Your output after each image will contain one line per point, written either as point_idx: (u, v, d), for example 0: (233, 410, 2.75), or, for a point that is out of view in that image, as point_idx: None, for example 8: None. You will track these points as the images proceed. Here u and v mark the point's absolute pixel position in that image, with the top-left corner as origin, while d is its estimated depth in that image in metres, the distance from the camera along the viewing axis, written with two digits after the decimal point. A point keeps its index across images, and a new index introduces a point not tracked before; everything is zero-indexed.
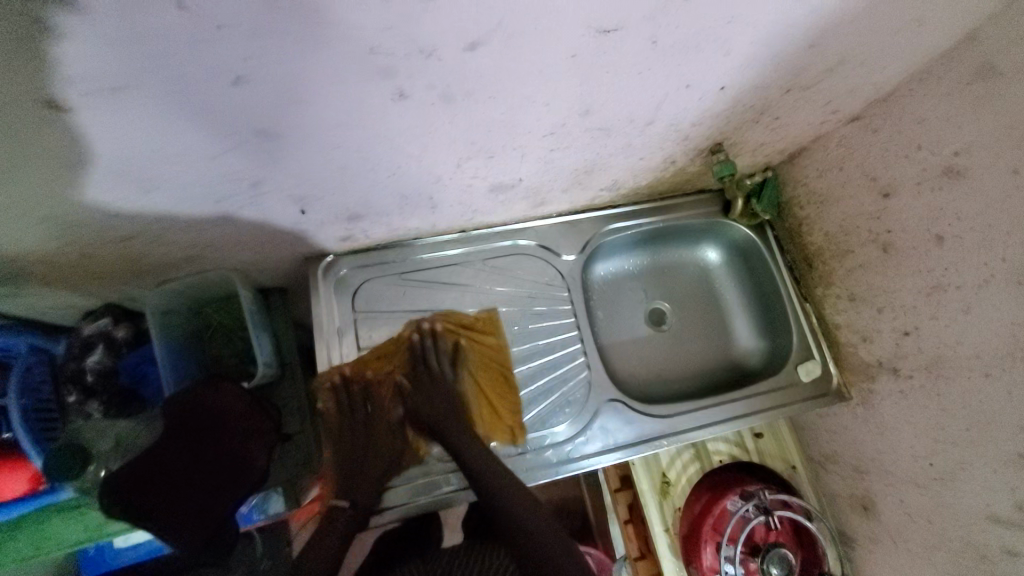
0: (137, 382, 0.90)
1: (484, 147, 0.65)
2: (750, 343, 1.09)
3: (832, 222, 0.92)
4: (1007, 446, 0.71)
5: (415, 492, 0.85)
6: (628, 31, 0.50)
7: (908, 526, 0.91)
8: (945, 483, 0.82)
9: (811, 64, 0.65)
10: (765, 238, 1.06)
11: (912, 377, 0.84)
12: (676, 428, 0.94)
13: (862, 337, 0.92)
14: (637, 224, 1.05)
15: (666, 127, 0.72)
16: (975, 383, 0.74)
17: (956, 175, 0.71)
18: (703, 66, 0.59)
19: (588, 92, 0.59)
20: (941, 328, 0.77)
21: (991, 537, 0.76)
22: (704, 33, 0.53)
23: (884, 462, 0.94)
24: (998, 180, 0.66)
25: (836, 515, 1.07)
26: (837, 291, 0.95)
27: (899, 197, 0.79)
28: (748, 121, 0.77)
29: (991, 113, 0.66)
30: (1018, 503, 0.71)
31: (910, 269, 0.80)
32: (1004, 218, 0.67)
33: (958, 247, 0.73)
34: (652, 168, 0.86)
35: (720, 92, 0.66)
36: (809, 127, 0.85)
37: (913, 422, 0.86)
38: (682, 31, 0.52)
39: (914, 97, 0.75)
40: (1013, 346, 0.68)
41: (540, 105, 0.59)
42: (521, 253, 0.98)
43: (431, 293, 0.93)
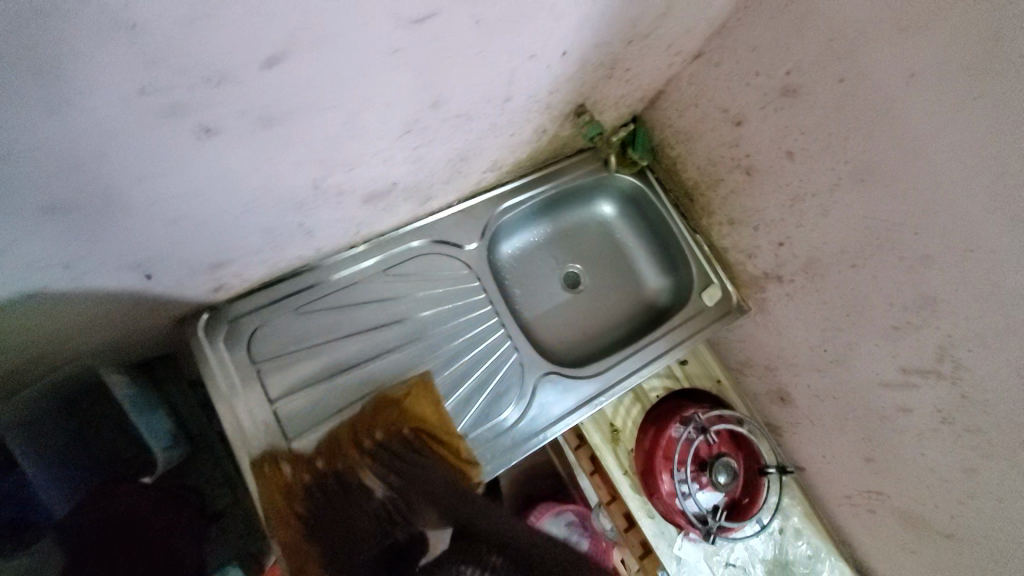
0: (25, 506, 0.68)
1: (337, 161, 0.60)
2: (656, 282, 1.16)
3: (701, 155, 0.97)
4: (882, 321, 0.83)
5: None
6: (448, 12, 0.47)
7: (819, 404, 1.04)
8: (839, 362, 0.94)
9: (646, 10, 0.66)
10: (648, 181, 1.11)
11: (795, 280, 0.93)
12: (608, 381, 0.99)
13: (747, 255, 1.01)
14: (526, 199, 1.05)
15: (525, 99, 0.70)
16: (844, 273, 0.84)
17: (792, 93, 0.76)
18: (541, 34, 0.58)
19: (427, 82, 0.55)
20: (808, 233, 0.86)
21: (886, 399, 0.89)
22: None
23: (789, 357, 1.05)
24: (827, 92, 0.72)
25: (762, 410, 1.19)
26: (719, 218, 1.02)
27: (750, 122, 0.85)
28: (603, 77, 0.77)
29: (809, 31, 0.70)
30: (901, 366, 0.84)
31: (773, 186, 0.87)
32: (837, 125, 0.73)
33: (806, 159, 0.80)
34: (526, 140, 0.85)
35: (566, 55, 0.65)
36: (660, 71, 0.87)
37: (804, 317, 0.96)
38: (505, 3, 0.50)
39: (742, 26, 0.78)
40: (869, 236, 0.77)
41: (382, 108, 0.55)
42: (420, 253, 0.94)
43: (332, 322, 0.87)
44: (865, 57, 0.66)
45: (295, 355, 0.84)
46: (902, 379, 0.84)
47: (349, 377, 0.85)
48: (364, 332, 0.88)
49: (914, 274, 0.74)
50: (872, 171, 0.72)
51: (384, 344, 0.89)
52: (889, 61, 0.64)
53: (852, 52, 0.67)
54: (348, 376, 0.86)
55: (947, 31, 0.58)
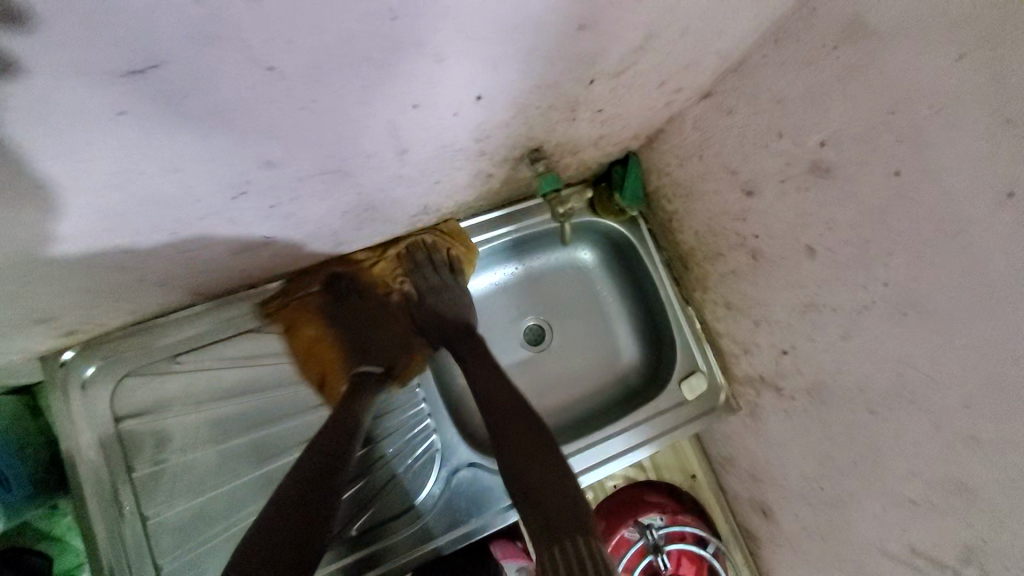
0: None
1: (153, 225, 0.45)
2: (633, 352, 0.96)
3: (700, 219, 0.76)
4: (898, 488, 0.61)
5: (421, 537, 0.76)
6: (231, 65, 0.30)
7: (804, 539, 0.84)
8: (835, 507, 0.74)
9: (611, 44, 0.45)
10: (637, 233, 0.90)
11: (795, 398, 0.73)
12: None
13: (743, 349, 0.80)
14: (478, 243, 0.86)
15: (437, 151, 0.52)
16: (857, 415, 0.63)
17: (822, 172, 0.54)
18: (426, 80, 0.39)
19: (227, 143, 0.37)
20: (818, 352, 0.65)
21: (888, 573, 0.69)
22: (376, 42, 0.33)
23: (777, 475, 0.85)
24: (873, 185, 0.49)
25: (738, 518, 1.00)
26: (714, 297, 0.81)
27: (762, 196, 0.63)
28: (560, 121, 0.57)
29: (862, 91, 0.47)
30: (912, 547, 0.63)
31: (782, 281, 0.66)
32: (879, 233, 0.51)
33: (829, 262, 0.58)
34: (465, 185, 0.67)
35: (484, 102, 0.46)
36: (653, 111, 0.66)
37: (800, 442, 0.76)
38: (337, 49, 0.32)
39: (767, 68, 0.56)
40: (897, 385, 0.56)
41: (188, 172, 0.39)
42: (333, 302, 0.79)
43: (214, 376, 0.75)
44: (935, 148, 0.43)
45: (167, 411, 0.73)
46: (911, 561, 0.64)
47: (227, 443, 0.74)
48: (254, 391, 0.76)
49: (953, 453, 0.53)
50: (917, 306, 0.50)
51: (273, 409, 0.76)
52: (974, 164, 0.41)
53: (921, 138, 0.44)
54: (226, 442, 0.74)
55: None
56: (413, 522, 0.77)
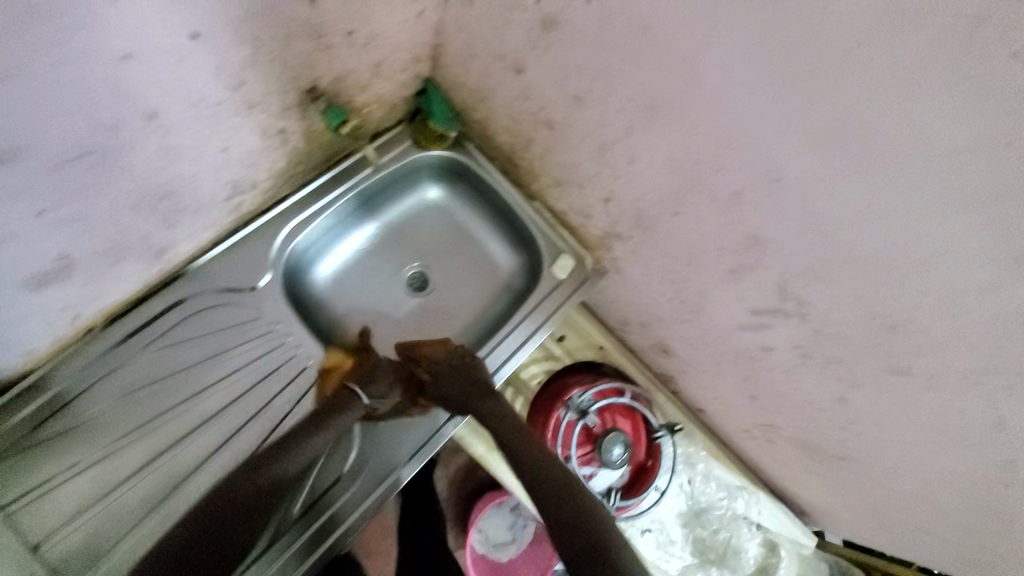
0: None
1: None
2: (508, 261, 1.03)
3: (503, 114, 0.82)
4: (721, 266, 0.73)
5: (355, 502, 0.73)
6: None
7: (696, 353, 0.97)
8: (697, 311, 0.87)
9: None
10: (466, 152, 0.95)
11: (633, 235, 0.83)
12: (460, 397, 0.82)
13: (584, 215, 0.89)
14: (321, 211, 0.86)
15: (192, 107, 0.52)
16: (671, 223, 0.74)
17: (553, 24, 0.62)
18: (120, 23, 0.40)
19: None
20: (625, 184, 0.75)
21: (748, 341, 0.82)
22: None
23: (656, 311, 0.97)
24: (585, 15, 0.57)
25: (651, 366, 1.12)
26: (545, 180, 0.89)
27: (529, 67, 0.70)
28: (314, 52, 0.60)
29: None
30: (748, 308, 0.76)
31: (576, 137, 0.74)
32: (607, 56, 0.59)
33: (593, 102, 0.66)
34: (263, 149, 0.67)
35: (204, 41, 0.47)
36: (410, 24, 0.70)
37: (654, 272, 0.87)
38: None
39: None
40: (679, 178, 0.66)
41: None
42: (192, 309, 0.75)
43: (87, 430, 0.68)
44: None
45: (44, 484, 0.65)
46: (753, 321, 0.77)
47: (132, 488, 0.68)
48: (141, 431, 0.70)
49: (733, 216, 0.64)
50: (657, 105, 0.60)
51: (169, 435, 0.71)
52: None
53: None
54: (129, 489, 0.68)
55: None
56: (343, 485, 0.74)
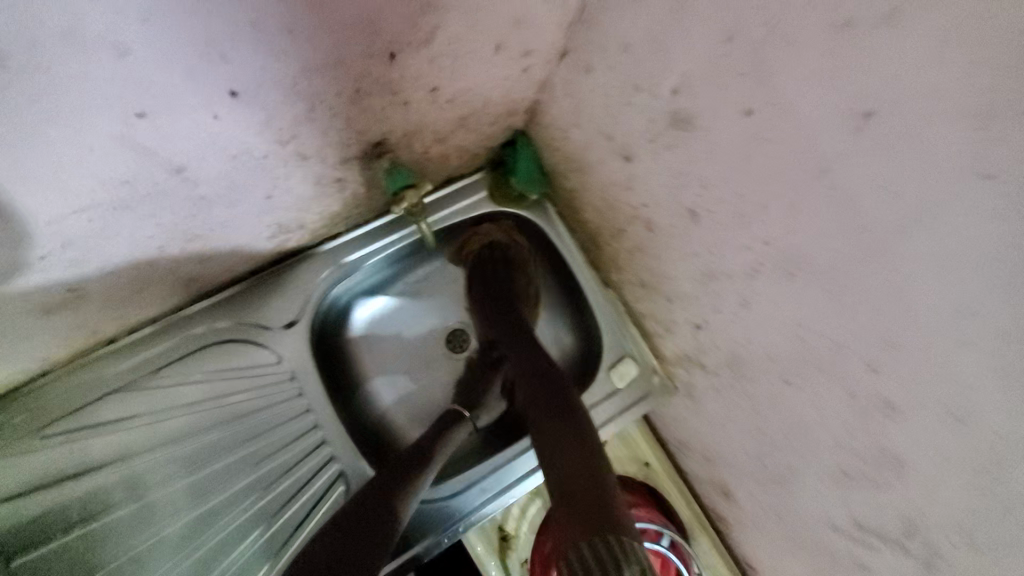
0: None
1: None
2: (568, 344, 0.86)
3: (595, 194, 0.69)
4: (833, 461, 0.55)
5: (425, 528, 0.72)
6: None
7: (764, 518, 0.79)
8: (781, 483, 0.69)
9: (384, 3, 0.37)
10: (542, 214, 0.82)
11: (721, 373, 0.67)
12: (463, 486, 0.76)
13: (666, 329, 0.73)
14: (365, 253, 0.77)
15: (229, 160, 0.45)
16: (777, 387, 0.57)
17: (685, 125, 0.47)
18: (136, 82, 0.32)
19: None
20: (729, 323, 0.58)
21: (843, 548, 0.63)
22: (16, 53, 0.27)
23: (726, 454, 0.79)
24: (731, 130, 0.42)
25: (705, 498, 0.94)
26: (629, 276, 0.74)
27: (640, 160, 0.56)
28: (385, 107, 0.50)
29: (694, 23, 0.40)
30: (856, 518, 0.58)
31: (679, 251, 0.59)
32: (750, 184, 0.44)
33: (713, 225, 0.51)
34: (314, 196, 0.59)
35: (246, 99, 0.39)
36: (508, 82, 0.58)
37: (736, 419, 0.70)
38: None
39: (607, 12, 0.48)
40: (808, 351, 0.49)
41: None
42: (213, 340, 0.71)
43: (85, 444, 0.66)
44: (783, 74, 0.36)
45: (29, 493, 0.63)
46: (859, 534, 0.58)
47: (111, 516, 0.65)
48: (137, 458, 0.67)
49: (874, 422, 0.47)
50: (803, 263, 0.44)
51: (159, 470, 0.68)
52: (821, 86, 0.34)
53: (761, 67, 0.37)
54: (107, 516, 0.65)
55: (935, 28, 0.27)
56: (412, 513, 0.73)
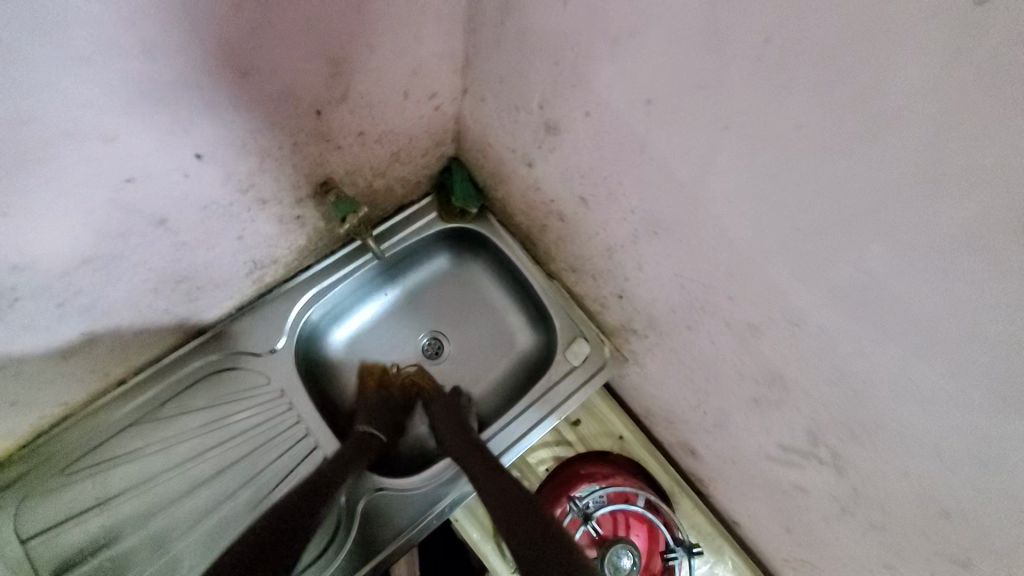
0: None
1: None
2: (526, 337, 0.98)
3: (518, 198, 0.81)
4: (741, 392, 0.64)
5: (411, 518, 0.81)
6: None
7: (724, 467, 0.85)
8: (722, 426, 0.76)
9: (298, 75, 0.50)
10: (487, 224, 0.94)
11: (648, 334, 0.76)
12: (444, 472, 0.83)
13: (602, 305, 0.83)
14: (332, 282, 0.88)
15: (202, 210, 0.57)
16: (685, 335, 0.66)
17: (555, 129, 0.59)
18: (121, 156, 0.45)
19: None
20: (637, 287, 0.68)
21: (780, 475, 0.70)
22: (36, 145, 0.39)
23: (679, 413, 0.87)
24: (582, 127, 0.54)
25: (681, 463, 1.00)
26: (563, 265, 0.85)
27: (537, 163, 0.68)
28: (321, 152, 0.62)
29: (535, 54, 0.53)
30: (777, 442, 0.65)
31: (586, 233, 0.70)
32: (607, 168, 0.55)
33: (598, 206, 0.62)
34: (279, 232, 0.71)
35: (207, 159, 0.52)
36: (423, 118, 0.71)
37: (673, 375, 0.78)
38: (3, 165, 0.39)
39: (482, 54, 0.61)
40: (690, 296, 0.59)
41: None
42: (208, 372, 0.82)
43: (109, 475, 0.77)
44: (593, 80, 0.48)
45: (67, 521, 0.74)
46: (784, 456, 0.66)
47: (138, 534, 0.76)
48: (156, 480, 0.78)
49: (749, 345, 0.56)
50: (660, 222, 0.54)
51: (174, 489, 0.78)
52: (617, 86, 0.45)
53: (581, 79, 0.49)
54: (135, 534, 0.76)
55: (661, 35, 0.38)
56: (397, 508, 0.81)
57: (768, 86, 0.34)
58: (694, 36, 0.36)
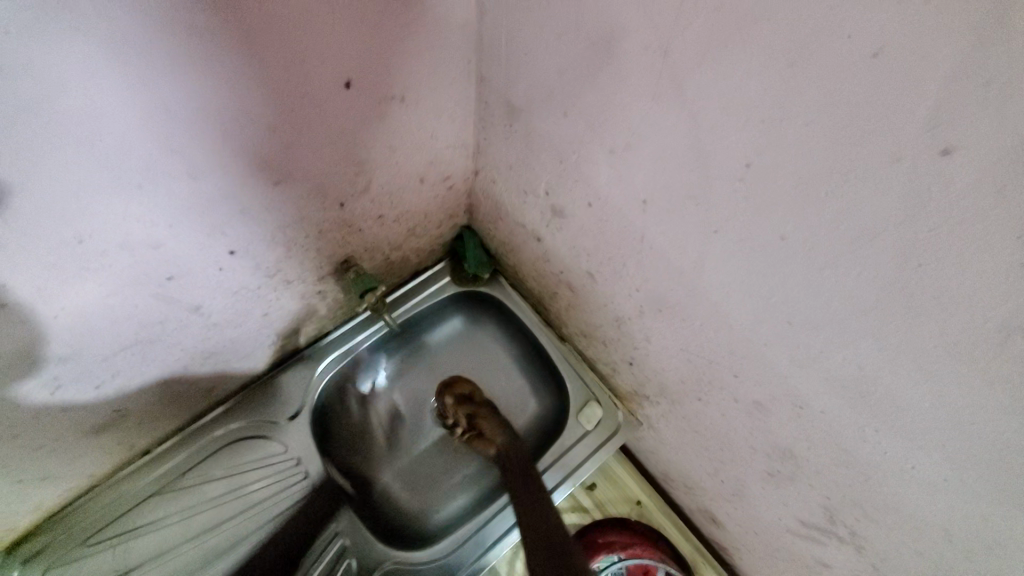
0: None
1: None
2: (539, 398, 0.99)
3: (529, 267, 0.84)
4: (756, 463, 0.63)
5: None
6: None
7: (747, 536, 0.83)
8: (740, 495, 0.75)
9: (326, 177, 0.55)
10: (499, 288, 0.98)
11: (660, 401, 0.77)
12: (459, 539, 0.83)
13: (613, 369, 0.84)
14: (350, 351, 0.92)
15: (233, 295, 0.62)
16: (697, 405, 0.67)
17: (561, 212, 0.63)
18: (167, 257, 0.49)
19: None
20: (647, 356, 0.70)
21: (804, 550, 0.68)
22: (95, 255, 0.44)
23: (697, 477, 0.86)
24: (586, 215, 0.58)
25: (701, 529, 0.97)
26: (573, 329, 0.87)
27: (546, 239, 0.71)
28: (343, 235, 0.67)
29: (540, 152, 0.57)
30: (797, 516, 0.64)
31: (594, 303, 0.73)
32: (612, 251, 0.58)
33: (604, 281, 0.65)
34: (302, 305, 0.75)
35: (239, 253, 0.56)
36: (437, 197, 0.76)
37: (688, 441, 0.78)
38: (64, 273, 0.43)
39: (491, 145, 0.66)
40: (697, 370, 0.60)
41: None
42: (231, 440, 0.84)
43: (131, 544, 0.78)
44: (595, 177, 0.52)
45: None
46: (806, 531, 0.64)
47: None
48: (177, 549, 0.79)
49: (758, 420, 0.56)
50: (663, 302, 0.57)
51: (197, 557, 0.79)
52: (615, 185, 0.49)
53: (583, 175, 0.53)
54: None
55: (652, 149, 0.42)
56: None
57: (750, 202, 0.37)
58: (683, 155, 0.40)
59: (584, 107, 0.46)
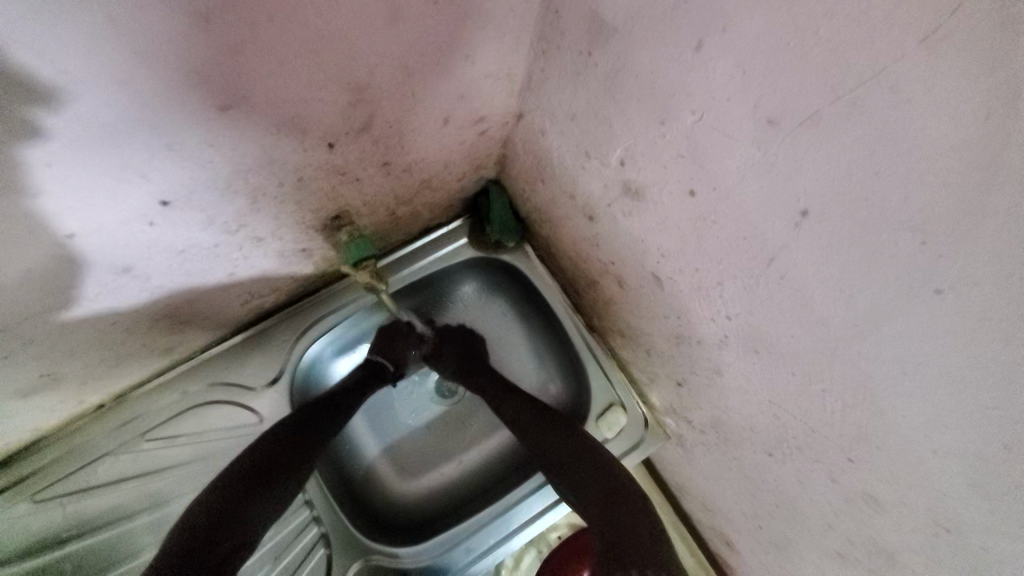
0: None
1: None
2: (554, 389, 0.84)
3: (567, 244, 0.67)
4: (824, 540, 0.50)
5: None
6: None
7: None
8: (779, 548, 0.63)
9: (307, 105, 0.37)
10: (524, 258, 0.81)
11: (706, 432, 0.63)
12: (451, 536, 0.75)
13: (650, 379, 0.70)
14: (340, 315, 0.78)
15: (177, 256, 0.46)
16: (762, 458, 0.53)
17: (635, 194, 0.45)
18: (60, 206, 0.33)
19: None
20: (706, 386, 0.55)
21: None
22: None
23: (723, 508, 0.74)
24: (679, 206, 0.40)
25: (713, 551, 0.87)
26: (610, 324, 0.71)
27: (602, 221, 0.54)
28: (333, 186, 0.50)
29: (629, 103, 0.39)
30: None
31: (650, 310, 0.56)
32: (705, 259, 0.42)
33: (676, 291, 0.49)
34: (282, 266, 0.60)
35: (179, 203, 0.40)
36: (464, 143, 0.57)
37: (727, 477, 0.65)
38: None
39: (549, 82, 0.47)
40: (782, 430, 0.46)
41: None
42: (196, 403, 0.72)
43: (82, 503, 0.66)
44: (716, 159, 0.34)
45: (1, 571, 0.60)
46: None
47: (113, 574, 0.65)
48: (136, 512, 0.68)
49: (858, 510, 0.42)
50: (766, 342, 0.41)
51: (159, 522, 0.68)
52: (753, 174, 0.32)
53: (695, 149, 0.35)
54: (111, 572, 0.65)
55: (865, 132, 0.24)
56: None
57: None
58: (935, 158, 0.22)
59: (739, 44, 0.28)
